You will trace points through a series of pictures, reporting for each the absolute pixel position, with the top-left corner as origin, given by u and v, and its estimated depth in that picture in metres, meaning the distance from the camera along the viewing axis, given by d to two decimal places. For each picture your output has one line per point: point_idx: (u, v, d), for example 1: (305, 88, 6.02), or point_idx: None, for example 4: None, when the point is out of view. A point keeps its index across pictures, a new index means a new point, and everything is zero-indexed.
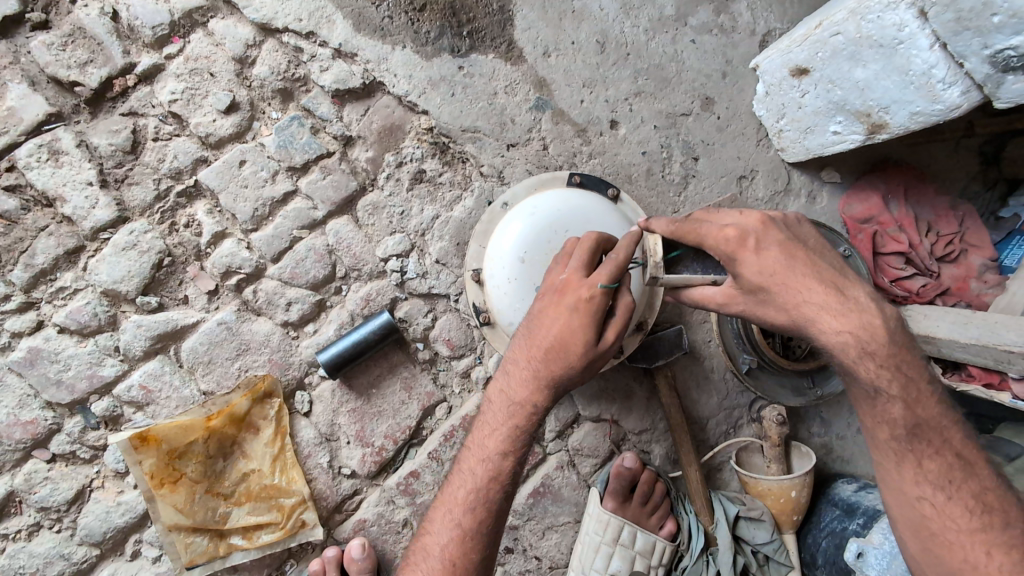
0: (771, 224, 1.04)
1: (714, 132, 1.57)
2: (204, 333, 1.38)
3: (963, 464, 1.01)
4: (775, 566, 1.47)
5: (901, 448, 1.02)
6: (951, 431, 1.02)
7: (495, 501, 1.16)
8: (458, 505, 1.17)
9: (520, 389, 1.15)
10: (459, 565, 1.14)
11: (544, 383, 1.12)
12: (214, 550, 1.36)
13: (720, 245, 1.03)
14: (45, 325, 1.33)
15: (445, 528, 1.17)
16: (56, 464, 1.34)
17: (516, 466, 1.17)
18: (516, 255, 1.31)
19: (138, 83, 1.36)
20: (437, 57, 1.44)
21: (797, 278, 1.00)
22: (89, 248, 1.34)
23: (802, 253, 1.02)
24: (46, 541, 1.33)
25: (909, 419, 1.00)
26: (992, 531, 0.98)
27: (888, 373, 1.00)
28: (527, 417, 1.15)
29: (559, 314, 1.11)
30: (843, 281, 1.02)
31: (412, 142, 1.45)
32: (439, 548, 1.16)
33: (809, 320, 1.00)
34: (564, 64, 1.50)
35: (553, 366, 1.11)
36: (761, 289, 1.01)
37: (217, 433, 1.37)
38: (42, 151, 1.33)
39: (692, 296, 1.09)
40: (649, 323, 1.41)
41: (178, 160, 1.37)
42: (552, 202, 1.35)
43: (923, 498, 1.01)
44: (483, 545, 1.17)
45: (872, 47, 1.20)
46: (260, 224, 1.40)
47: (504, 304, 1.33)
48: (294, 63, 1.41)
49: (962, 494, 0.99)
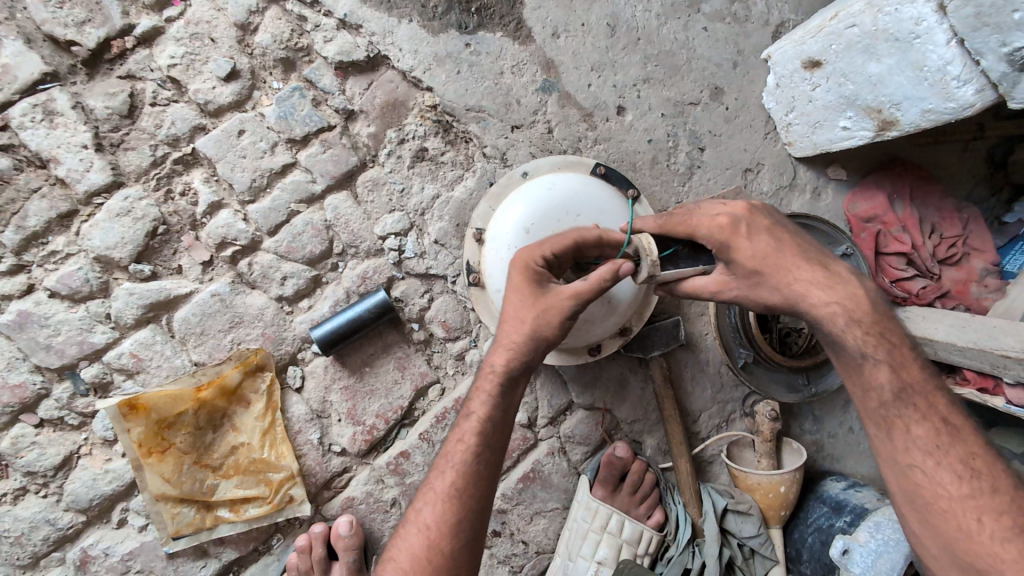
0: (756, 212, 1.09)
1: (722, 123, 1.55)
2: (197, 304, 1.36)
3: (951, 429, 1.00)
4: (761, 560, 1.46)
5: (889, 413, 1.02)
6: (938, 396, 1.02)
7: (462, 461, 1.14)
8: (433, 471, 1.16)
9: (490, 354, 1.20)
10: (435, 529, 1.11)
11: (501, 343, 1.17)
12: (201, 521, 1.36)
13: (713, 233, 1.07)
14: (36, 289, 1.31)
15: (424, 495, 1.15)
16: (44, 428, 1.33)
17: (481, 426, 1.15)
18: (521, 225, 1.29)
19: (137, 45, 1.33)
20: (444, 33, 1.41)
21: (788, 258, 1.05)
22: (82, 213, 1.32)
23: (788, 236, 1.07)
24: (31, 506, 1.33)
25: (894, 382, 1.02)
26: (982, 497, 0.96)
27: (874, 339, 1.02)
28: (489, 378, 1.17)
29: (511, 278, 1.19)
30: (826, 257, 1.07)
31: (415, 119, 1.42)
32: (417, 516, 1.13)
33: (801, 295, 1.04)
34: (573, 46, 1.47)
35: (506, 325, 1.17)
36: (755, 272, 1.05)
37: (207, 404, 1.36)
38: (37, 111, 1.30)
39: (684, 289, 1.11)
40: (632, 331, 1.40)
41: (176, 127, 1.35)
42: (570, 184, 1.33)
43: (914, 465, 1.01)
44: (460, 508, 1.12)
45: (888, 41, 1.18)
46: (257, 196, 1.38)
47: (499, 270, 1.32)
48: (298, 32, 1.38)
49: (950, 459, 0.98)
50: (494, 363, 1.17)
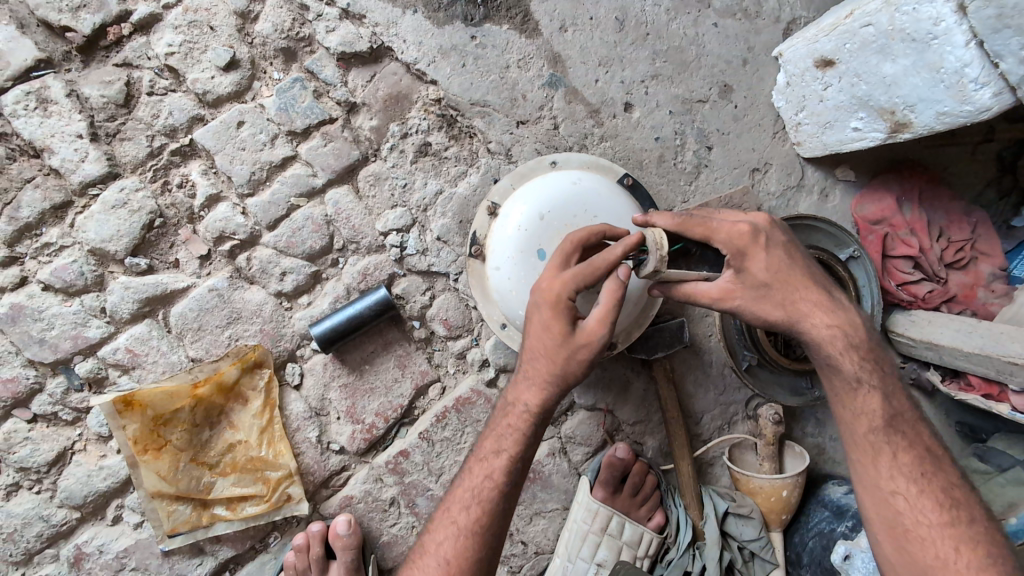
0: (777, 226, 1.10)
1: (731, 121, 1.52)
2: (195, 299, 1.34)
3: (933, 458, 1.04)
4: (761, 563, 1.46)
5: (878, 440, 1.05)
6: (922, 427, 1.06)
7: (490, 500, 1.12)
8: (454, 504, 1.14)
9: (517, 390, 1.16)
10: (456, 563, 1.09)
11: (532, 382, 1.13)
12: (197, 519, 1.34)
13: (731, 239, 1.06)
14: (29, 282, 1.29)
15: (443, 526, 1.13)
16: (37, 424, 1.30)
17: (510, 466, 1.13)
18: (537, 210, 1.26)
19: (133, 33, 1.30)
20: (449, 25, 1.38)
21: (798, 278, 1.07)
22: (77, 204, 1.29)
23: (801, 254, 1.10)
24: (25, 502, 1.31)
25: (885, 409, 1.05)
26: (960, 526, 0.99)
27: (869, 366, 1.07)
28: (519, 415, 1.14)
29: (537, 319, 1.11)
30: (832, 283, 1.11)
31: (418, 112, 1.39)
32: (437, 548, 1.11)
33: (804, 314, 1.07)
34: (581, 40, 1.44)
35: (538, 366, 1.12)
36: (764, 284, 1.06)
37: (205, 401, 1.33)
38: (30, 98, 1.27)
39: (684, 290, 1.08)
40: (618, 347, 1.36)
41: (173, 117, 1.31)
42: (594, 184, 1.30)
43: (897, 491, 1.03)
44: (481, 545, 1.10)
45: (904, 41, 1.15)
46: (256, 189, 1.35)
47: (506, 248, 1.27)
48: (299, 21, 1.34)
49: (931, 488, 1.02)
50: (523, 403, 1.14)
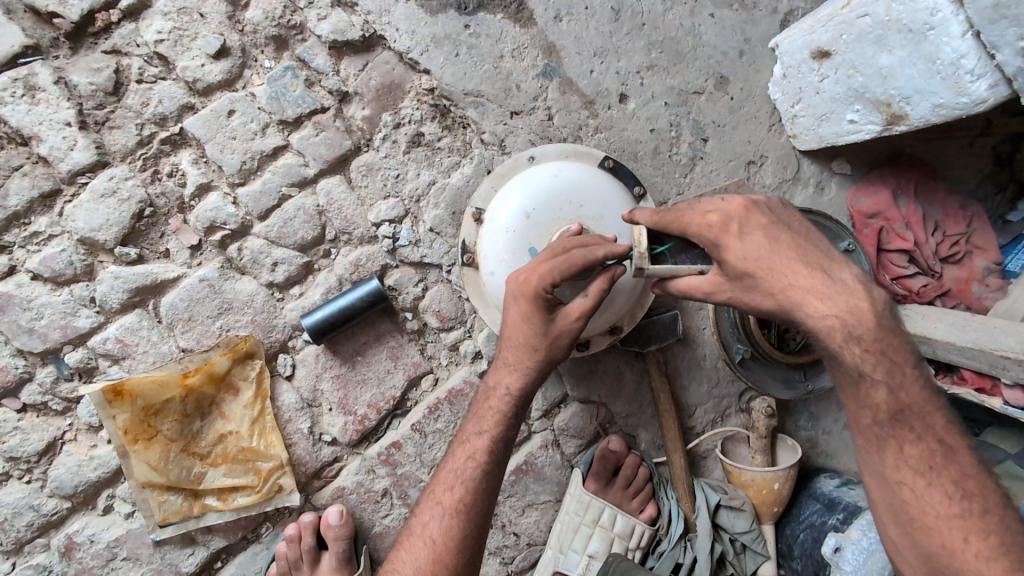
0: (755, 208, 1.07)
1: (726, 113, 1.51)
2: (185, 289, 1.33)
3: (945, 449, 1.01)
4: (752, 556, 1.47)
5: (885, 433, 1.03)
6: (934, 417, 1.02)
7: (473, 478, 1.13)
8: (440, 485, 1.15)
9: (498, 375, 1.18)
10: (441, 541, 1.10)
11: (510, 366, 1.16)
12: (188, 509, 1.34)
13: (704, 230, 1.06)
14: (17, 271, 1.27)
15: (428, 508, 1.14)
16: (26, 414, 1.30)
17: (493, 445, 1.15)
18: (523, 208, 1.25)
19: (122, 19, 1.28)
20: (442, 14, 1.36)
21: (782, 262, 1.03)
22: (66, 193, 1.28)
23: (786, 237, 1.05)
24: (15, 492, 1.30)
25: (892, 402, 1.02)
26: (971, 518, 0.98)
27: (874, 357, 1.02)
28: (500, 398, 1.16)
29: (515, 310, 1.12)
30: (828, 264, 1.05)
31: (411, 102, 1.38)
32: (423, 527, 1.12)
33: (795, 303, 1.03)
34: (576, 30, 1.43)
35: (514, 353, 1.15)
36: (746, 273, 1.03)
37: (195, 391, 1.33)
38: (17, 85, 1.25)
39: (679, 286, 1.11)
40: (624, 330, 1.36)
41: (163, 106, 1.30)
42: (578, 175, 1.29)
43: (904, 484, 1.02)
44: (467, 523, 1.11)
45: (900, 32, 1.14)
46: (247, 178, 1.34)
47: (496, 250, 1.27)
48: (290, 9, 1.33)
49: (941, 481, 1.00)
50: (505, 387, 1.16)
